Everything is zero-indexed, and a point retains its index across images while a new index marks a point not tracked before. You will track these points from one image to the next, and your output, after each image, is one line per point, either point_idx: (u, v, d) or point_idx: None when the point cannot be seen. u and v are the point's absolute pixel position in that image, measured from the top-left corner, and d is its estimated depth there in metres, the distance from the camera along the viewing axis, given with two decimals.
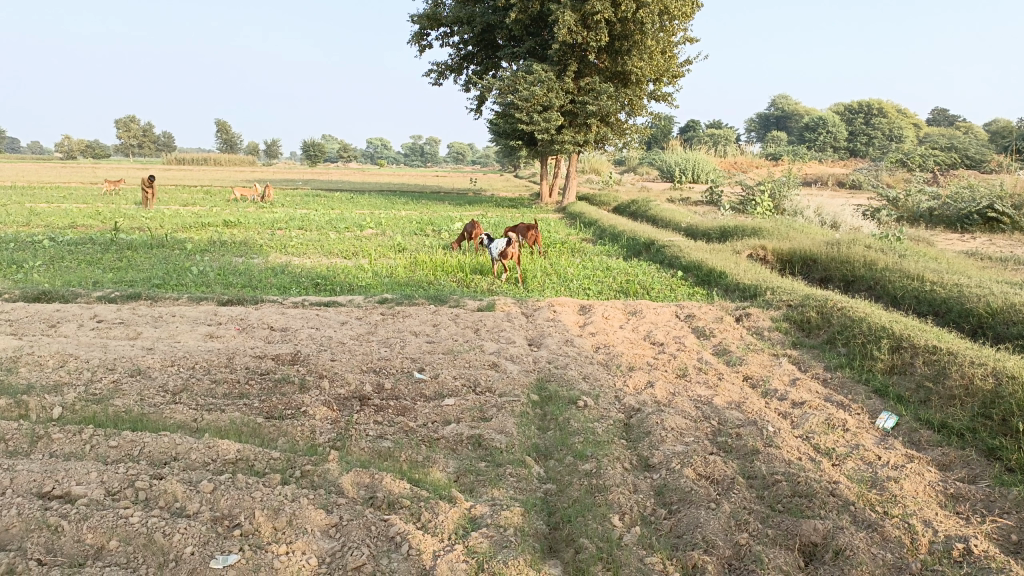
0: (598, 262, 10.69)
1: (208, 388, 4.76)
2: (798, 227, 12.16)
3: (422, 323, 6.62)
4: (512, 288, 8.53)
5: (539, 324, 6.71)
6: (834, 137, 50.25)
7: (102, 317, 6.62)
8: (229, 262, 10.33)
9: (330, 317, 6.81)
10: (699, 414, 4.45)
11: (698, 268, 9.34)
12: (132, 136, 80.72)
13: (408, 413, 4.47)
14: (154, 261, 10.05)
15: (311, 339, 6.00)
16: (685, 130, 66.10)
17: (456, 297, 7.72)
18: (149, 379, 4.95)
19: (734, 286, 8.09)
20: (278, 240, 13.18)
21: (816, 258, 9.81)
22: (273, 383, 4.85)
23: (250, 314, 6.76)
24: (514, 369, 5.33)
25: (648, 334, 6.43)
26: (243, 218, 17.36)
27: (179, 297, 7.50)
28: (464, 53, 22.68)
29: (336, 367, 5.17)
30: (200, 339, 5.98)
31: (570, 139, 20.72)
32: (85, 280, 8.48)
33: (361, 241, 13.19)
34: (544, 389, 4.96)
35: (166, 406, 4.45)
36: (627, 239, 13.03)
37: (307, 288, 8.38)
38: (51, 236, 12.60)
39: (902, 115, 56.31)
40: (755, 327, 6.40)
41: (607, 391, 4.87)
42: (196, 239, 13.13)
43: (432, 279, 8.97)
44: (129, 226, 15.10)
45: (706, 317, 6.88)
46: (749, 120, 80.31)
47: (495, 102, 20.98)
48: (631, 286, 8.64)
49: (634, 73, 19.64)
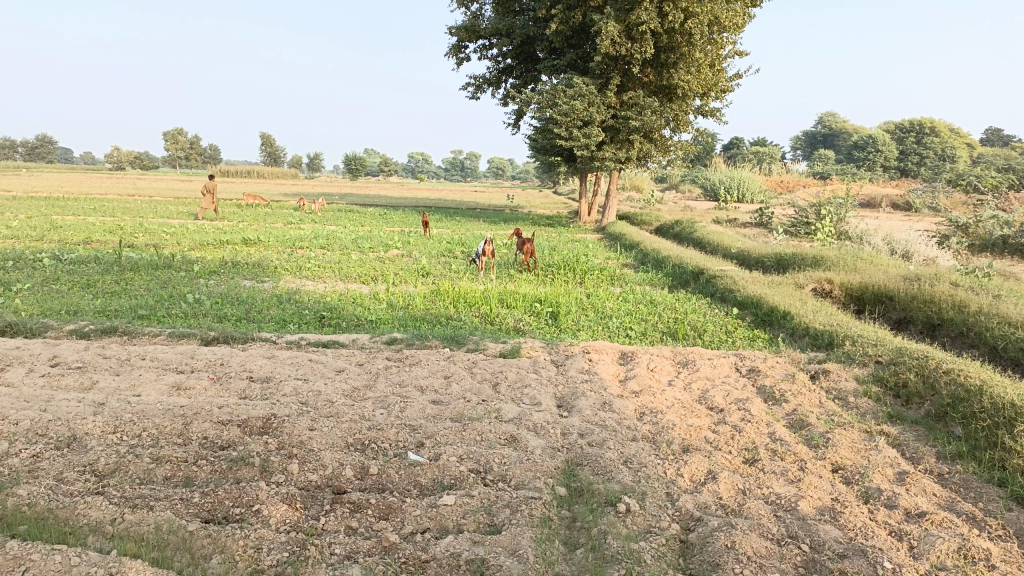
0: (640, 294, 9.52)
1: (146, 471, 3.75)
2: (866, 257, 10.88)
3: (431, 373, 5.56)
4: (543, 326, 7.44)
5: (570, 378, 5.61)
6: (884, 156, 48.04)
7: (60, 359, 5.66)
8: (234, 287, 9.42)
9: (326, 364, 5.77)
10: (783, 528, 3.32)
11: (756, 305, 8.16)
12: (179, 147, 82.06)
13: (393, 514, 3.39)
14: (152, 285, 9.19)
15: (294, 395, 4.97)
16: (728, 148, 64.52)
17: (476, 338, 6.64)
18: (77, 454, 3.94)
19: (803, 332, 6.91)
20: (296, 261, 12.30)
21: (892, 295, 8.56)
22: (228, 463, 3.83)
23: (231, 358, 5.76)
24: (537, 445, 4.24)
25: (703, 395, 5.28)
26: (267, 235, 16.58)
27: (159, 332, 6.55)
28: (502, 66, 21.78)
29: (313, 438, 4.13)
30: (163, 392, 4.98)
31: (610, 156, 19.63)
32: (64, 309, 7.59)
33: (383, 263, 12.21)
34: (575, 479, 3.86)
35: (83, 499, 3.43)
36: (673, 266, 11.87)
37: (309, 322, 7.38)
38: (57, 253, 11.83)
39: (955, 136, 54.04)
40: (836, 391, 5.24)
41: (655, 485, 3.75)
42: (209, 258, 12.26)
43: (453, 313, 7.93)
44: (145, 242, 14.35)
45: (774, 372, 5.71)
46: (793, 137, 78.12)
47: (533, 117, 20.00)
48: (679, 326, 7.49)
49: (680, 87, 18.47)
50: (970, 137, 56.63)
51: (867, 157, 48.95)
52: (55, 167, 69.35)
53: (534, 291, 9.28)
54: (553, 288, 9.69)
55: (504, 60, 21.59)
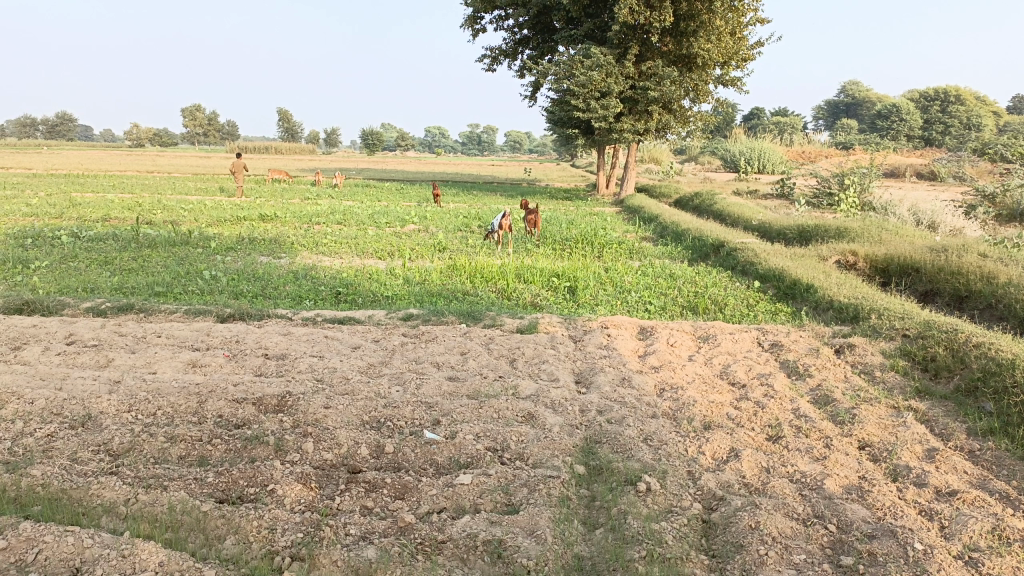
0: (660, 267, 9.38)
1: (160, 450, 3.72)
2: (891, 228, 10.65)
3: (447, 349, 5.49)
4: (561, 301, 7.34)
5: (589, 353, 5.52)
6: (908, 125, 47.10)
7: (76, 337, 5.65)
8: (250, 263, 9.39)
9: (342, 340, 5.72)
10: (809, 508, 3.23)
11: (778, 278, 8.01)
12: (197, 123, 82.26)
13: (409, 494, 3.33)
14: (169, 262, 9.18)
15: (310, 372, 4.93)
16: (749, 118, 63.62)
17: (493, 314, 6.56)
18: (92, 433, 3.92)
19: (827, 305, 6.77)
20: (313, 236, 12.26)
21: (918, 267, 8.36)
22: (242, 442, 3.78)
23: (247, 335, 5.72)
24: (555, 422, 4.16)
25: (725, 370, 5.18)
26: (284, 211, 16.56)
27: (175, 309, 6.52)
28: (518, 37, 21.48)
29: (328, 417, 4.08)
30: (178, 370, 4.95)
31: (629, 128, 19.36)
32: (81, 286, 7.59)
33: (400, 238, 12.13)
34: (594, 457, 3.78)
35: (97, 479, 3.40)
36: (692, 239, 11.70)
37: (325, 298, 7.33)
38: (75, 231, 11.86)
39: (982, 103, 52.88)
40: (862, 366, 5.11)
41: (676, 464, 3.66)
42: (226, 234, 12.25)
43: (470, 288, 7.84)
44: (163, 219, 14.37)
45: (797, 347, 5.59)
46: (815, 107, 76.82)
47: (550, 88, 19.73)
48: (700, 300, 7.36)
49: (700, 57, 18.11)
50: (997, 104, 55.41)
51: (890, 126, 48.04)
52: (74, 145, 69.75)
53: (552, 265, 9.17)
54: (571, 263, 9.58)
55: (520, 31, 21.28)
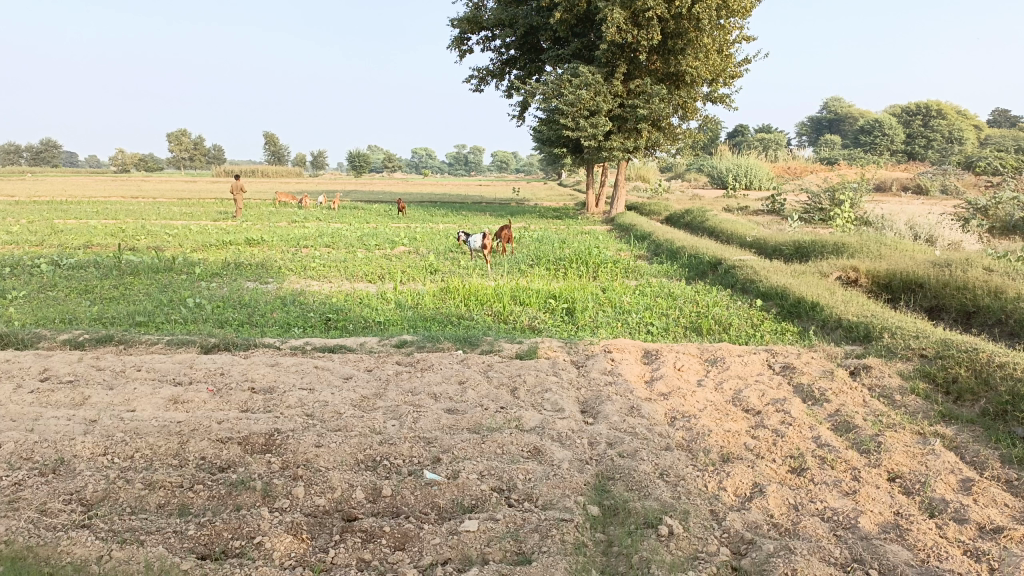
0: (658, 287, 9.15)
1: (138, 498, 3.43)
2: (890, 243, 10.48)
3: (444, 379, 5.21)
4: (559, 324, 7.09)
5: (593, 380, 5.26)
6: (891, 139, 47.37)
7: (51, 372, 5.34)
8: (236, 289, 9.09)
9: (334, 370, 5.43)
10: (846, 551, 2.97)
11: (781, 296, 7.79)
12: (183, 148, 82.00)
13: (410, 544, 3.04)
14: (151, 290, 8.87)
15: (300, 406, 4.63)
16: (734, 135, 63.94)
17: (491, 339, 6.29)
18: (64, 480, 3.61)
19: (835, 324, 6.55)
20: (301, 260, 11.98)
21: (922, 282, 8.17)
22: (227, 487, 3.49)
23: (232, 367, 5.43)
24: (564, 457, 3.90)
25: (737, 396, 4.93)
26: (271, 234, 16.27)
27: (157, 340, 6.23)
28: (505, 57, 21.38)
29: (320, 457, 3.80)
30: (159, 406, 4.65)
31: (618, 146, 19.23)
32: (59, 317, 7.28)
33: (390, 261, 11.85)
34: (607, 497, 3.51)
35: (66, 534, 3.09)
36: (688, 256, 11.49)
37: (314, 326, 7.04)
38: (56, 258, 11.53)
39: (963, 117, 53.34)
40: (881, 390, 4.88)
41: (697, 502, 3.39)
42: (212, 260, 11.93)
43: (464, 312, 7.58)
44: (147, 244, 14.05)
45: (810, 369, 5.35)
46: (798, 123, 77.29)
47: (538, 107, 19.61)
48: (703, 321, 7.12)
49: (689, 74, 18.03)
50: (977, 118, 55.91)
51: (874, 141, 48.30)
52: (57, 171, 69.16)
53: (548, 286, 8.91)
54: (566, 283, 9.33)
55: (506, 51, 21.18)
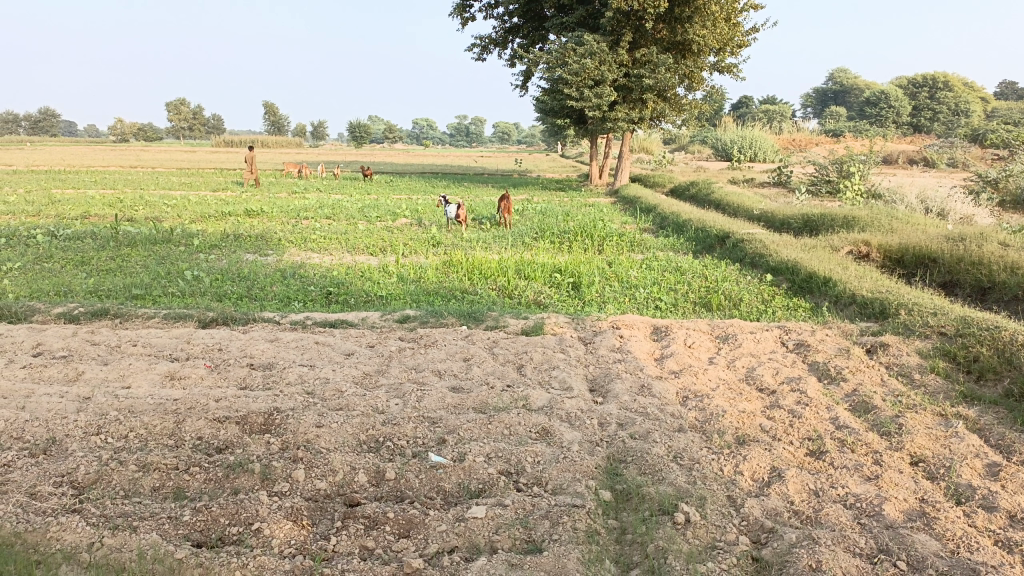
0: (665, 261, 8.97)
1: (131, 481, 3.29)
2: (901, 216, 10.27)
3: (449, 355, 5.06)
4: (565, 299, 6.94)
5: (601, 357, 5.11)
6: (896, 112, 46.83)
7: (44, 347, 5.19)
8: (236, 262, 8.91)
9: (335, 347, 5.28)
10: (871, 541, 2.84)
11: (792, 271, 7.62)
12: (182, 118, 81.39)
13: (415, 531, 2.91)
14: (149, 262, 8.70)
15: (300, 384, 4.49)
16: (737, 107, 63.33)
17: (496, 315, 6.13)
18: (54, 462, 3.47)
19: (849, 299, 6.39)
20: (301, 232, 11.78)
21: (935, 257, 7.99)
22: (224, 470, 3.35)
23: (230, 343, 5.28)
24: (573, 439, 3.76)
25: (750, 374, 4.78)
26: (271, 206, 16.04)
27: (154, 314, 6.08)
28: (508, 25, 20.99)
29: (320, 437, 3.66)
30: (155, 383, 4.51)
31: (623, 117, 18.94)
32: (54, 289, 7.11)
33: (392, 233, 11.66)
34: (620, 481, 3.37)
35: (56, 519, 2.96)
36: (695, 229, 11.30)
37: (315, 299, 6.88)
38: (52, 229, 11.35)
39: (970, 89, 52.70)
40: (899, 370, 4.73)
41: (714, 487, 3.26)
42: (210, 231, 11.74)
43: (468, 286, 7.42)
44: (145, 215, 13.85)
45: (826, 347, 5.19)
46: (802, 95, 76.44)
47: (542, 77, 19.28)
48: (712, 296, 6.96)
49: (695, 43, 17.68)
50: (984, 90, 55.28)
51: (879, 113, 47.76)
52: (56, 140, 68.65)
53: (553, 260, 8.73)
54: (572, 257, 9.15)
55: (509, 20, 20.80)
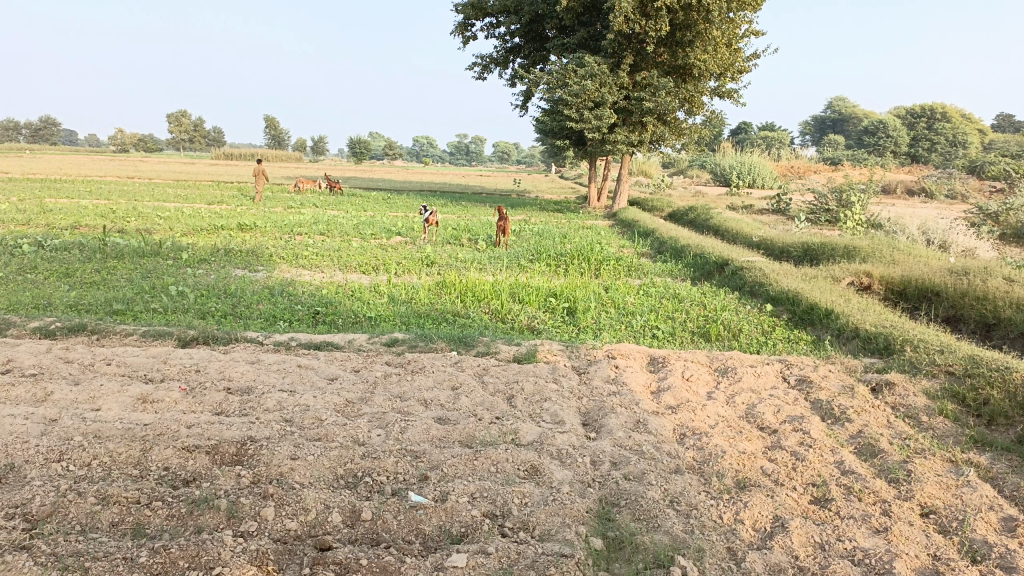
0: (662, 287, 8.78)
1: (89, 515, 3.05)
2: (903, 248, 10.11)
3: (436, 383, 4.84)
4: (559, 325, 6.73)
5: (596, 389, 4.90)
6: (894, 141, 46.91)
7: (15, 363, 4.97)
8: (223, 277, 8.71)
9: (318, 371, 5.06)
10: None
11: (793, 301, 7.43)
12: (183, 129, 81.48)
13: None
14: (134, 275, 8.48)
15: (278, 411, 4.27)
16: (736, 132, 63.49)
17: (487, 341, 5.92)
18: (8, 491, 3.24)
19: (851, 333, 6.21)
20: (293, 248, 11.59)
21: (938, 290, 7.81)
22: (188, 506, 3.12)
23: (208, 364, 5.05)
24: (564, 479, 3.54)
25: (750, 412, 4.58)
26: (265, 220, 15.84)
27: (133, 331, 5.86)
28: (509, 45, 20.94)
29: (295, 471, 3.45)
30: (126, 406, 4.29)
31: (623, 140, 18.84)
32: (33, 302, 6.89)
33: (386, 251, 11.46)
34: (612, 527, 3.15)
35: (2, 556, 2.70)
36: (694, 255, 11.13)
37: (301, 319, 6.66)
38: (39, 238, 11.15)
39: (967, 121, 52.85)
40: (906, 411, 4.53)
41: (713, 538, 3.05)
42: (201, 245, 11.52)
43: (460, 309, 7.21)
44: (136, 227, 13.66)
45: (829, 384, 4.99)
46: (801, 122, 76.71)
47: (542, 98, 19.20)
48: (711, 325, 6.76)
49: (696, 67, 17.62)
50: (981, 122, 55.49)
51: (877, 143, 47.85)
52: (56, 148, 68.62)
53: (548, 283, 8.53)
54: (568, 280, 8.96)
55: (511, 40, 20.76)
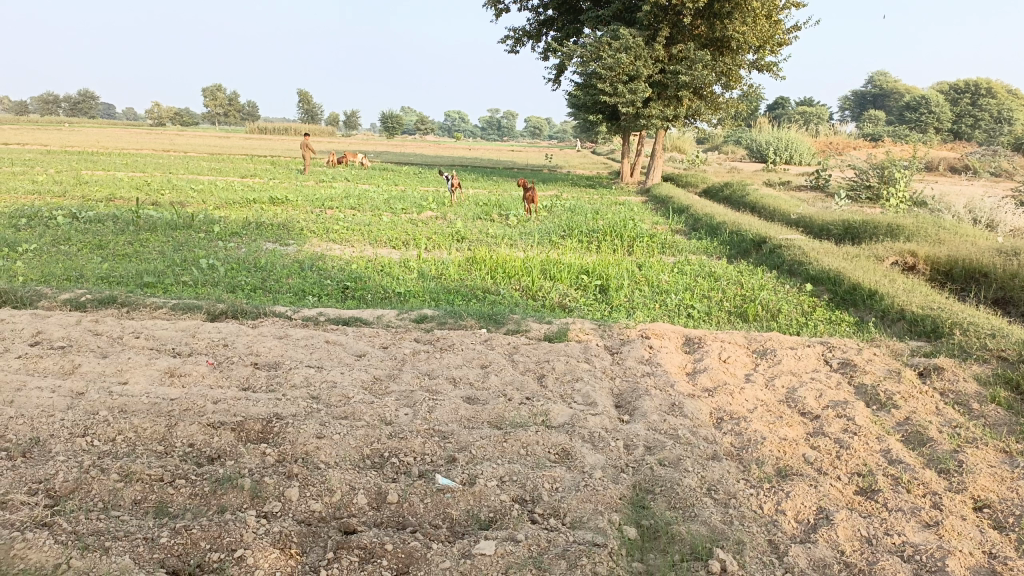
0: (697, 265, 8.57)
1: (111, 492, 3.00)
2: (948, 227, 9.77)
3: (465, 361, 4.74)
4: (592, 303, 6.59)
5: (630, 369, 4.76)
6: (937, 117, 45.58)
7: (43, 336, 4.95)
8: (253, 251, 8.67)
9: (346, 347, 4.98)
10: None
11: (834, 281, 7.19)
12: (217, 103, 82.03)
13: (416, 567, 2.59)
14: (166, 248, 8.48)
15: (305, 388, 4.20)
16: (773, 108, 62.24)
17: (518, 318, 5.79)
18: (32, 466, 3.20)
19: (896, 315, 5.99)
20: (323, 222, 11.55)
21: (987, 271, 7.52)
22: (211, 484, 3.05)
23: (236, 339, 5.00)
24: (597, 463, 3.42)
25: (791, 396, 4.41)
26: (296, 193, 15.81)
27: (162, 304, 5.82)
28: (543, 18, 20.59)
29: (321, 450, 3.37)
30: (152, 381, 4.24)
31: (658, 114, 18.47)
32: (66, 274, 6.91)
33: (416, 226, 11.36)
34: (647, 515, 3.03)
35: (22, 534, 2.65)
36: (729, 233, 10.88)
37: (330, 294, 6.59)
38: (74, 210, 11.22)
39: (1014, 97, 51.13)
40: (956, 398, 4.33)
41: (753, 530, 2.91)
42: (232, 218, 11.51)
43: (491, 286, 7.09)
44: (169, 199, 13.71)
45: (874, 368, 4.80)
46: (841, 96, 74.84)
47: (576, 71, 18.87)
48: (749, 305, 6.56)
49: (735, 40, 17.15)
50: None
51: (919, 119, 46.54)
52: (95, 121, 69.42)
53: (581, 260, 8.36)
54: (600, 257, 8.78)
55: (545, 12, 20.41)
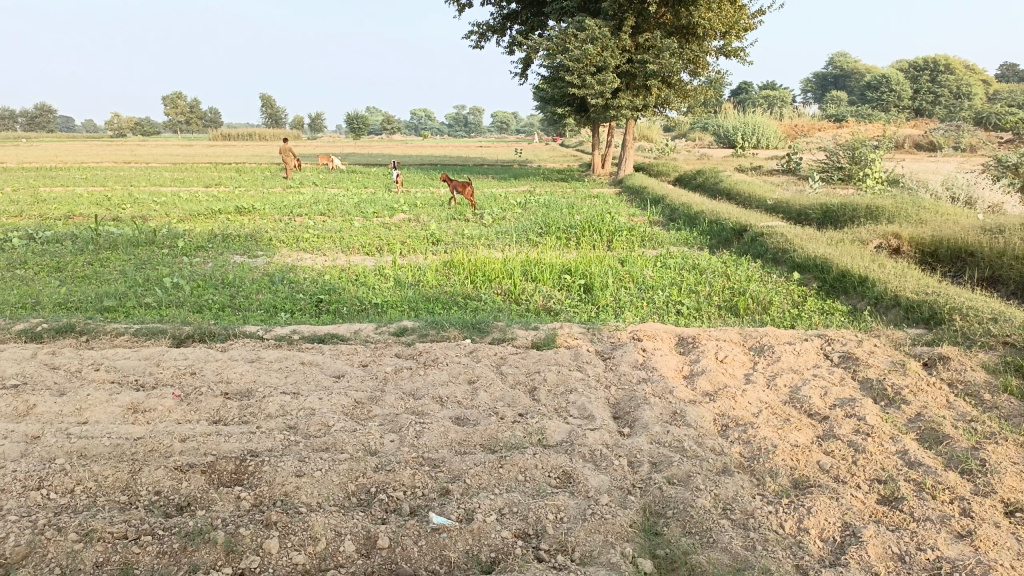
0: (679, 257, 8.36)
1: (69, 555, 2.69)
2: (927, 206, 9.67)
3: (451, 377, 4.47)
4: (578, 305, 6.35)
5: (625, 376, 4.52)
6: (898, 95, 45.98)
7: None
8: (220, 265, 8.32)
9: (323, 368, 4.68)
10: None
11: (822, 268, 7.02)
12: (178, 112, 80.65)
13: None
14: (128, 267, 8.09)
15: (282, 418, 3.90)
16: (738, 92, 62.46)
17: (503, 326, 5.53)
18: None
19: (890, 302, 5.81)
20: (292, 231, 11.19)
21: (973, 250, 7.39)
22: (182, 540, 2.76)
23: (204, 366, 4.68)
24: (602, 485, 3.18)
25: (795, 396, 4.20)
26: (263, 202, 15.41)
27: (125, 330, 5.48)
28: (506, 11, 20.30)
29: (301, 490, 3.09)
30: (114, 419, 3.92)
31: (627, 104, 18.28)
32: (21, 302, 6.51)
33: (389, 230, 11.04)
34: (661, 545, 2.79)
35: None
36: (708, 222, 10.71)
37: (303, 309, 6.28)
38: (30, 231, 10.74)
39: (971, 72, 51.81)
40: (967, 391, 4.14)
41: (778, 556, 2.68)
42: (197, 231, 11.12)
43: (471, 291, 6.82)
44: (130, 214, 13.24)
45: (878, 361, 4.61)
46: (801, 78, 75.18)
47: (543, 64, 18.62)
48: (739, 299, 6.35)
49: (700, 26, 16.99)
50: (985, 72, 54.44)
51: (881, 97, 46.94)
52: (52, 135, 67.89)
53: (561, 258, 8.12)
54: (581, 255, 8.54)
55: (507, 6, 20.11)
